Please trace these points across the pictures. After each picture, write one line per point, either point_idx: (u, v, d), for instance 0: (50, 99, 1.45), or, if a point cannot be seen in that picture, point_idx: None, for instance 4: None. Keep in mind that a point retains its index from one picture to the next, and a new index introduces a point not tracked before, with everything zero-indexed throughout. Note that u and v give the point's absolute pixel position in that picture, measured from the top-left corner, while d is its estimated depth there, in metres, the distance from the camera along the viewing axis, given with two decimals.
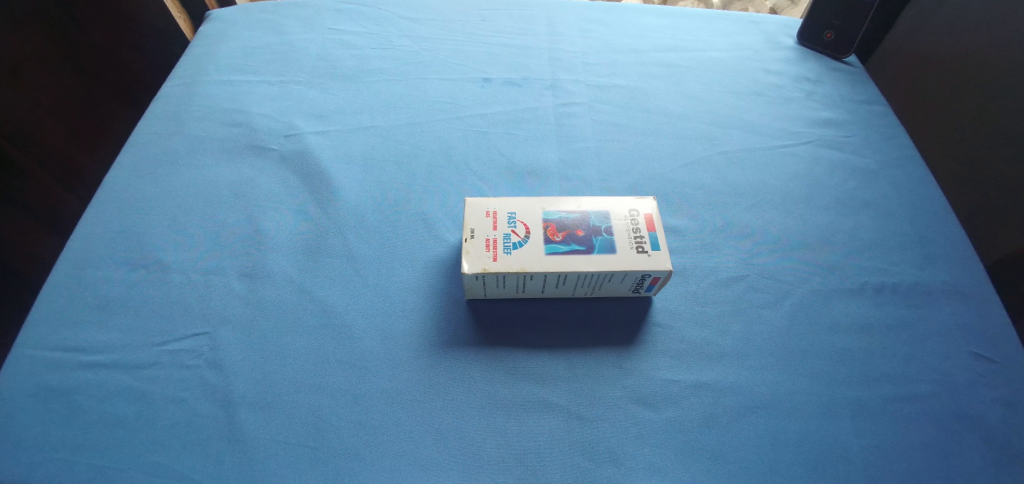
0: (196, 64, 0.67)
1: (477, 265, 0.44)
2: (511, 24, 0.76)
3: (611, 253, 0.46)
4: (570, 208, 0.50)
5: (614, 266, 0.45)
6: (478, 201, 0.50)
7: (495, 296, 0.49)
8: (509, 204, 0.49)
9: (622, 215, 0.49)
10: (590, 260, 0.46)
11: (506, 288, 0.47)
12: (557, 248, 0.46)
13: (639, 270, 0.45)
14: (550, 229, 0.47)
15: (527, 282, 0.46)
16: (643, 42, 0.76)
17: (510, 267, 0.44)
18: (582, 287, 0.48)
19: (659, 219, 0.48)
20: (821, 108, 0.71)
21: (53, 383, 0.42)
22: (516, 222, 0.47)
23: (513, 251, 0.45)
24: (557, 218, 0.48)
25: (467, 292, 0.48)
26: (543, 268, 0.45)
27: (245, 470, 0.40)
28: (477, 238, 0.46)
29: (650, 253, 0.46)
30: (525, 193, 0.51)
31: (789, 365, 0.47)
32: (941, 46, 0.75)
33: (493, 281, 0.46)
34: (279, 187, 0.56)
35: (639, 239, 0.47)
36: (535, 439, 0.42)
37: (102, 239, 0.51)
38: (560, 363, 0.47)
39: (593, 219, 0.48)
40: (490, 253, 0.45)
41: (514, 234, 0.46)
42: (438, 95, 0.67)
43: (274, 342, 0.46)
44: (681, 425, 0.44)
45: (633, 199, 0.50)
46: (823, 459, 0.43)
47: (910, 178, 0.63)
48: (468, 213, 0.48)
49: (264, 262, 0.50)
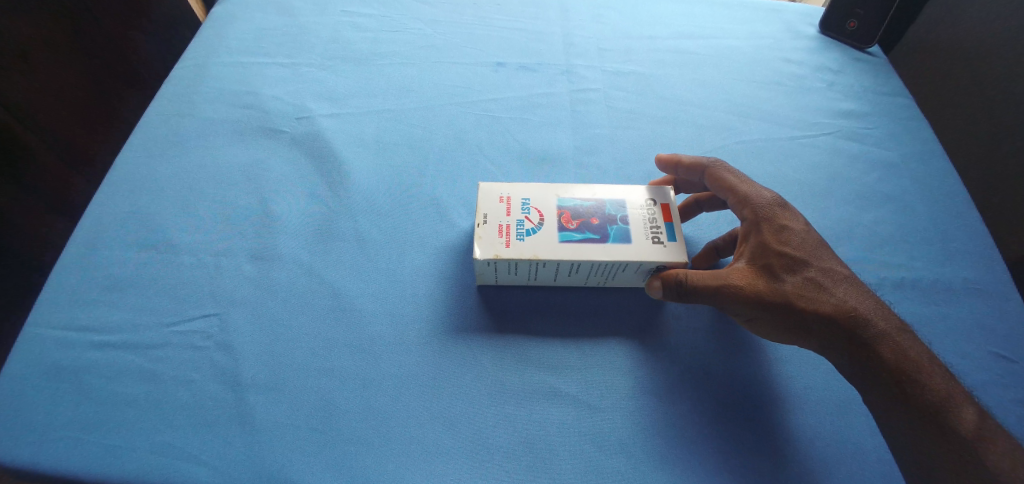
0: (206, 44, 0.66)
1: (489, 251, 0.44)
2: (525, 8, 0.75)
3: (626, 242, 0.45)
4: (585, 195, 0.49)
5: (629, 256, 0.44)
6: (490, 186, 0.49)
7: (504, 283, 0.49)
8: (523, 190, 0.48)
9: (637, 204, 0.48)
10: (604, 250, 0.45)
11: (518, 275, 0.47)
12: (570, 236, 0.45)
13: (654, 261, 0.44)
14: (564, 217, 0.46)
15: (540, 269, 0.45)
16: (659, 29, 0.75)
17: (523, 254, 0.44)
18: (594, 276, 0.47)
19: (675, 209, 0.47)
20: (842, 99, 0.69)
21: (65, 363, 0.42)
22: (529, 209, 0.46)
23: (527, 238, 0.44)
24: (570, 206, 0.47)
25: (478, 277, 0.48)
26: (556, 256, 0.44)
27: (255, 452, 0.39)
28: (489, 224, 0.45)
29: (666, 244, 0.45)
30: (539, 179, 0.50)
31: (804, 358, 0.47)
32: (966, 41, 0.72)
33: (506, 267, 0.45)
34: (290, 169, 0.56)
35: (655, 229, 0.46)
36: (545, 428, 0.42)
37: (113, 219, 0.50)
38: (572, 351, 0.46)
39: (608, 207, 0.47)
40: (503, 239, 0.44)
41: (527, 220, 0.45)
42: (450, 80, 0.66)
43: (283, 325, 0.45)
44: (694, 416, 0.43)
45: (649, 188, 0.49)
46: (838, 456, 0.42)
47: (931, 173, 0.62)
48: (480, 197, 0.47)
49: (274, 245, 0.50)
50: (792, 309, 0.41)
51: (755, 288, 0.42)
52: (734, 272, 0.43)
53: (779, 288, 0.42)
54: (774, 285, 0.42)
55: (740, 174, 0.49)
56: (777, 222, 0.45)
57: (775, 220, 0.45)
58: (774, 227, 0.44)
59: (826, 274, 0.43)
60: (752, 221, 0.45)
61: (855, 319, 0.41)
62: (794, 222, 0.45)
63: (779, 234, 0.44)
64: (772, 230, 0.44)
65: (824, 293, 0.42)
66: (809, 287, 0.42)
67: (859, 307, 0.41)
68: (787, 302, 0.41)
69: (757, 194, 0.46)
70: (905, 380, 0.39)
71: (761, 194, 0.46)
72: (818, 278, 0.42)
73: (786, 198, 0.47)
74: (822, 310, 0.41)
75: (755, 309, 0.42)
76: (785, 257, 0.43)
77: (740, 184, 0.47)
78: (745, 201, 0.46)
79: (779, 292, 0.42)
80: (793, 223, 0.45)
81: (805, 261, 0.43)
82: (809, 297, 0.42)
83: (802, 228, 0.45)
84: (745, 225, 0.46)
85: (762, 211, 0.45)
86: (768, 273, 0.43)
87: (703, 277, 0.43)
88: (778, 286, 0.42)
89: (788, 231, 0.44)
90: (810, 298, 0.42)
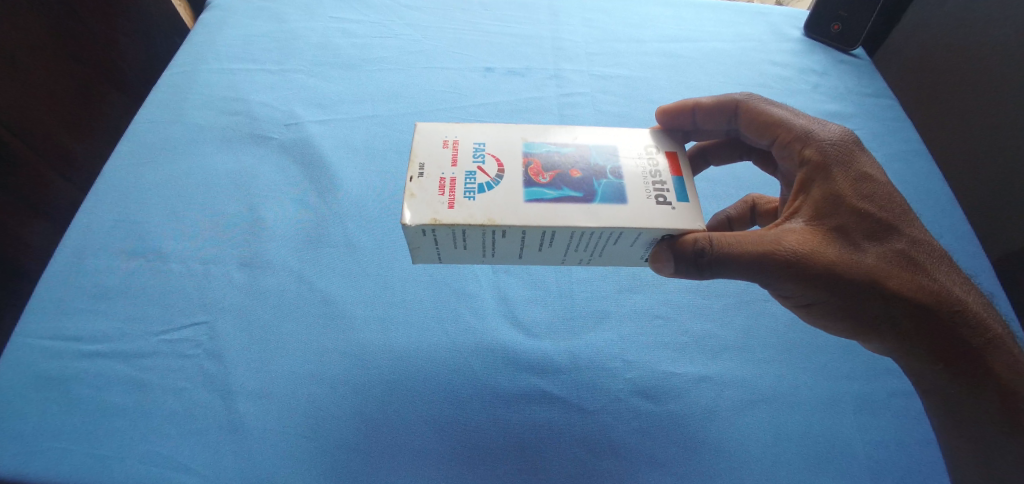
0: (193, 52, 0.66)
1: (425, 214, 0.37)
2: (514, 13, 0.75)
3: (619, 202, 0.39)
4: (563, 142, 0.44)
5: (621, 218, 0.39)
6: (429, 131, 0.42)
7: (450, 255, 0.43)
8: (468, 139, 0.42)
9: (631, 163, 0.43)
10: (587, 210, 0.39)
11: (469, 244, 0.40)
12: (542, 194, 0.39)
13: (661, 227, 0.38)
14: (534, 169, 0.41)
15: (501, 236, 0.39)
16: (646, 33, 0.76)
17: (467, 215, 0.37)
18: (579, 247, 0.41)
19: (681, 160, 0.43)
20: (828, 101, 0.70)
21: (52, 373, 0.42)
22: (484, 158, 0.41)
23: (477, 197, 0.38)
24: (534, 160, 0.42)
25: (418, 252, 0.42)
26: (523, 218, 0.38)
27: (247, 461, 0.39)
28: (425, 180, 0.39)
29: (675, 205, 0.40)
30: (492, 126, 0.44)
31: (790, 358, 0.48)
32: (950, 41, 0.73)
33: (447, 233, 0.38)
34: (279, 176, 0.56)
35: (661, 189, 0.40)
36: (538, 430, 0.42)
37: (101, 228, 0.50)
38: (562, 353, 0.46)
39: (594, 155, 0.43)
40: (445, 199, 0.38)
41: (482, 173, 0.40)
42: (440, 85, 0.66)
43: (275, 332, 0.45)
44: (684, 419, 0.44)
45: (649, 140, 0.45)
46: (824, 454, 0.43)
47: (916, 172, 0.63)
48: (415, 148, 0.41)
49: (264, 252, 0.50)
50: (869, 284, 0.37)
51: (824, 256, 0.37)
52: (798, 235, 0.38)
53: (869, 263, 0.38)
54: (861, 259, 0.38)
55: (795, 112, 0.45)
56: (859, 179, 0.40)
57: (846, 172, 0.41)
58: (853, 182, 0.40)
59: (918, 247, 0.40)
60: (825, 170, 0.41)
61: (941, 299, 0.38)
62: (878, 180, 0.41)
63: (857, 189, 0.40)
64: (851, 185, 0.40)
65: (909, 268, 0.38)
66: (901, 263, 0.38)
67: (957, 293, 0.38)
68: (867, 275, 0.37)
69: (822, 135, 0.42)
70: (992, 380, 0.37)
71: (826, 135, 0.43)
72: (910, 254, 0.39)
73: (857, 138, 0.43)
74: (918, 293, 0.38)
75: (838, 288, 0.38)
76: (874, 225, 0.39)
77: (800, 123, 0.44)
78: (808, 141, 0.42)
79: (852, 261, 0.38)
80: (868, 173, 0.41)
81: (886, 222, 0.39)
82: (903, 276, 0.38)
83: (882, 182, 0.41)
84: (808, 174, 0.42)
85: (831, 156, 0.41)
86: (850, 241, 0.38)
87: (759, 243, 0.38)
88: (853, 253, 0.38)
89: (871, 189, 0.40)
90: (904, 278, 0.38)
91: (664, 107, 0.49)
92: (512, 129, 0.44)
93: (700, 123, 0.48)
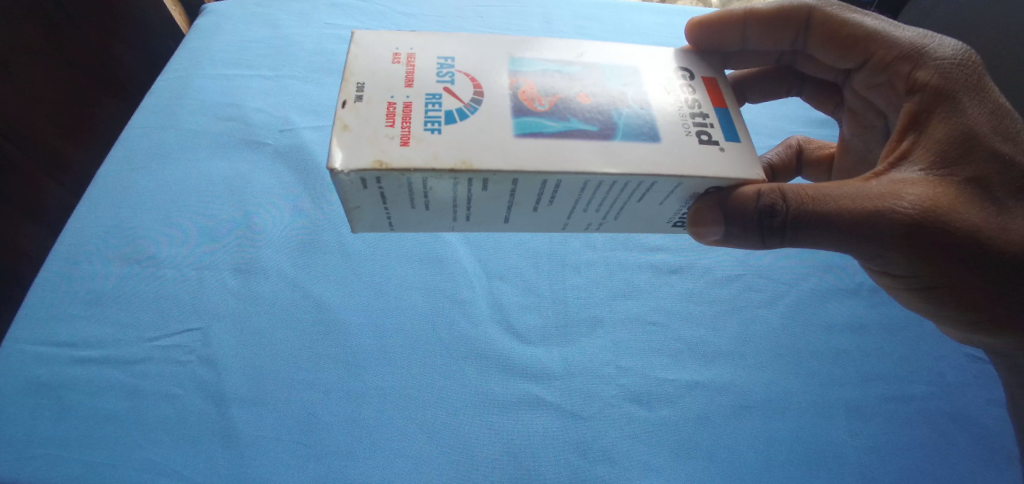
0: (187, 58, 0.66)
1: (367, 155, 0.32)
2: (508, 20, 0.76)
3: (651, 141, 0.37)
4: (565, 63, 0.42)
5: (653, 158, 0.36)
6: (380, 49, 0.39)
7: (402, 216, 0.39)
8: (428, 59, 0.39)
9: (642, 95, 0.40)
10: (604, 149, 0.35)
11: (435, 198, 0.37)
12: (544, 126, 0.36)
13: (708, 176, 0.36)
14: (525, 97, 0.38)
15: (485, 187, 0.35)
16: (640, 40, 0.76)
17: (428, 155, 0.33)
18: (582, 206, 0.39)
19: (720, 89, 0.42)
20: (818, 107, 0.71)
21: (44, 378, 0.42)
22: (455, 75, 0.38)
23: (444, 130, 0.34)
24: (519, 87, 0.39)
25: (357, 212, 0.37)
26: (524, 156, 0.34)
27: (238, 467, 0.39)
28: (364, 112, 0.34)
29: (722, 148, 0.37)
30: (466, 44, 0.41)
31: (781, 364, 0.48)
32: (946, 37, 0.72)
33: (394, 182, 0.34)
34: (274, 181, 0.56)
35: (703, 127, 0.38)
36: (530, 436, 0.42)
37: (93, 234, 0.50)
38: (555, 359, 0.46)
39: (607, 76, 0.42)
40: (402, 135, 0.34)
41: (456, 99, 0.36)
42: None
43: (267, 338, 0.45)
44: (675, 424, 0.44)
45: (678, 66, 0.44)
46: (814, 460, 0.44)
47: None
48: (352, 73, 0.37)
49: (258, 257, 0.50)
50: (990, 246, 0.36)
51: (944, 211, 0.35)
52: (909, 186, 0.36)
53: (999, 225, 0.36)
54: (991, 221, 0.36)
55: (895, 30, 0.44)
56: (988, 122, 0.38)
57: (966, 105, 0.39)
58: (976, 118, 0.38)
59: None
60: (949, 107, 0.38)
61: None
62: (1006, 124, 0.39)
63: (986, 131, 0.38)
64: (981, 128, 0.38)
65: None
66: None
67: None
68: (992, 237, 0.36)
69: (935, 58, 0.41)
70: None
71: (942, 61, 0.40)
72: None
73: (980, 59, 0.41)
74: None
75: (966, 253, 0.36)
76: (1006, 180, 0.37)
77: (905, 48, 0.42)
78: (919, 68, 0.41)
79: (972, 218, 0.36)
80: (993, 111, 0.39)
81: (1012, 173, 0.37)
82: None
83: (1010, 126, 0.39)
84: (917, 109, 0.39)
85: (952, 87, 0.39)
86: (978, 199, 0.36)
87: (859, 198, 0.36)
88: (976, 209, 0.36)
89: (998, 133, 0.38)
90: None
91: (696, 20, 0.47)
92: (483, 57, 0.41)
93: (749, 38, 0.48)
